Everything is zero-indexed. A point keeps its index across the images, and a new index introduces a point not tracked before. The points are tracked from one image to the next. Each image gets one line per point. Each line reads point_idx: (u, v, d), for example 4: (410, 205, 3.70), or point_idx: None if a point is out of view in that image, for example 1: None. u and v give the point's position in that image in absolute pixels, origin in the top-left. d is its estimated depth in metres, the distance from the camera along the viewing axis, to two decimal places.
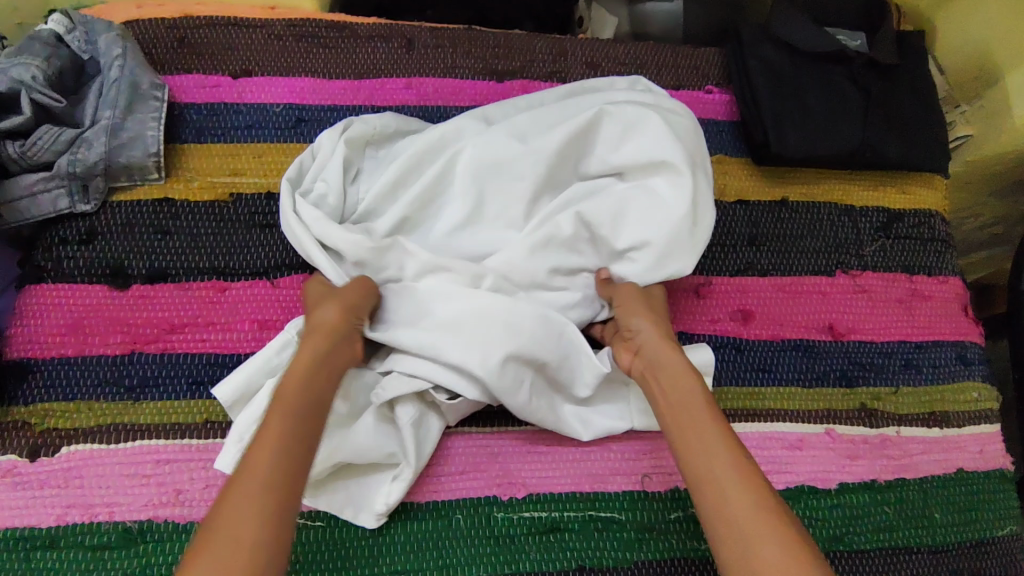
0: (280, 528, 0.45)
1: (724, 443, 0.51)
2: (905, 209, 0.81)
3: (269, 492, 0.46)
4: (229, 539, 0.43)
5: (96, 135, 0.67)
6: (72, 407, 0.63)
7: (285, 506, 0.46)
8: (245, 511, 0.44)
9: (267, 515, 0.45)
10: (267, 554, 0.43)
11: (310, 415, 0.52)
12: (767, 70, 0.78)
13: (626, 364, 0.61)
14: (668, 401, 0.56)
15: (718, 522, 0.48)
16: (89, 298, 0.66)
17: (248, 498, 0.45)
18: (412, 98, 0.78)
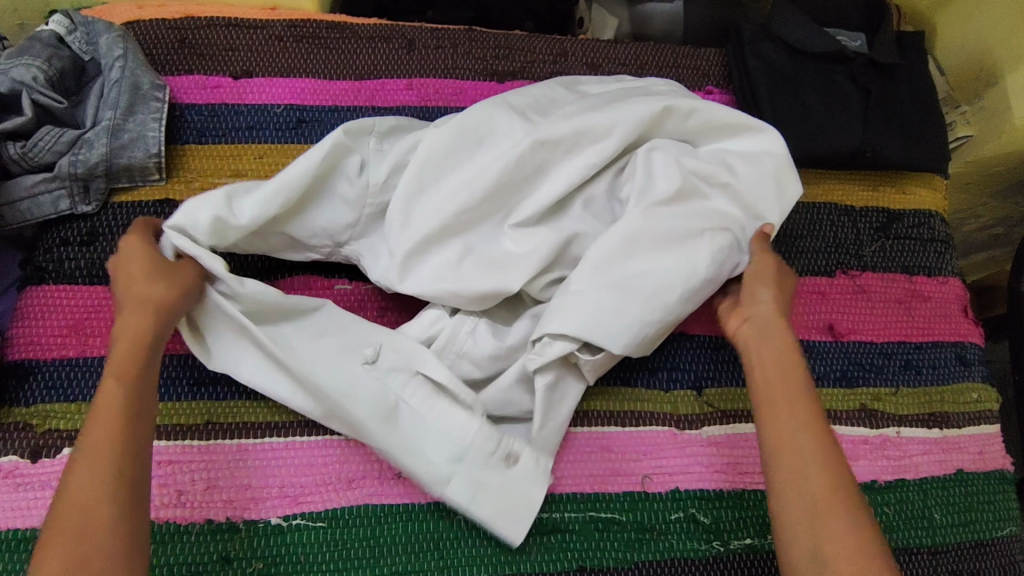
0: (119, 505, 0.48)
1: (815, 433, 0.52)
2: (905, 210, 0.81)
3: (106, 467, 0.50)
4: (79, 515, 0.47)
5: (97, 137, 0.67)
6: (73, 408, 0.63)
7: (117, 482, 0.49)
8: (93, 485, 0.48)
9: (94, 487, 0.48)
10: (106, 530, 0.47)
11: (136, 386, 0.54)
12: (768, 71, 0.78)
13: (731, 329, 0.62)
14: (767, 378, 0.56)
15: (790, 501, 0.50)
16: (90, 299, 0.66)
17: (87, 475, 0.49)
18: (413, 99, 0.78)
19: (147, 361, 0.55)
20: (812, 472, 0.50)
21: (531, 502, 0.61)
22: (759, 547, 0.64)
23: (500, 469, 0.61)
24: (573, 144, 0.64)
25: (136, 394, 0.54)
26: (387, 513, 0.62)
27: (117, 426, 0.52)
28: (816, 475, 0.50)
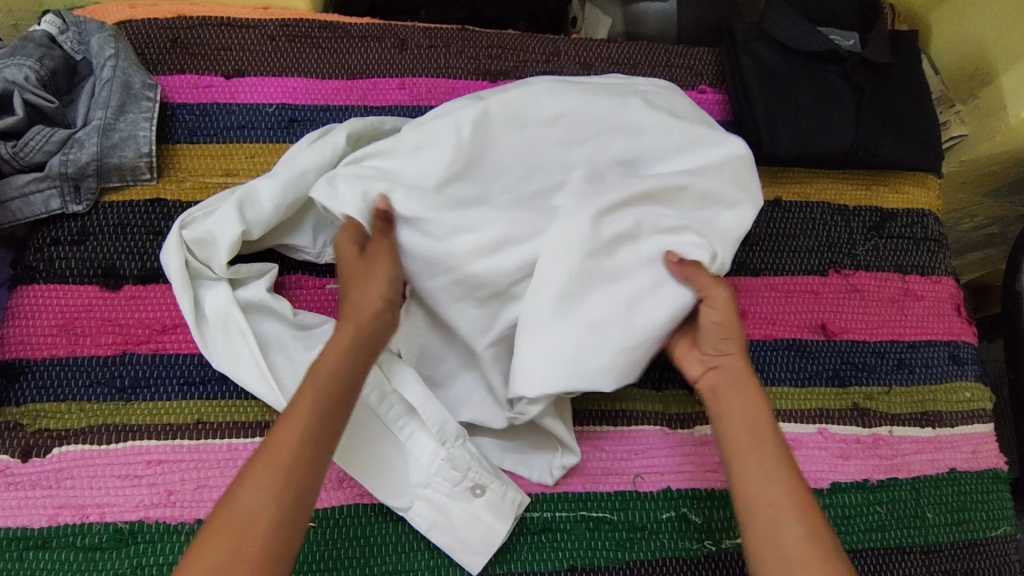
0: (302, 504, 0.49)
1: (784, 472, 0.54)
2: (898, 209, 0.81)
3: (298, 471, 0.49)
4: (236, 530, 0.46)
5: (88, 136, 0.67)
6: (63, 408, 0.62)
7: (317, 474, 0.50)
8: (264, 488, 0.48)
9: (296, 496, 0.48)
10: (293, 530, 0.48)
11: (345, 377, 0.54)
12: (761, 70, 0.78)
13: (695, 375, 0.61)
14: (733, 419, 0.57)
15: (764, 546, 0.51)
16: (81, 299, 0.66)
17: (276, 480, 0.48)
18: (405, 98, 0.78)
19: (351, 364, 0.54)
20: (783, 514, 0.51)
21: (496, 533, 0.60)
22: None
23: (467, 498, 0.61)
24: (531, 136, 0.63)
25: (334, 399, 0.52)
26: (377, 512, 0.62)
27: (318, 423, 0.51)
28: (782, 516, 0.51)
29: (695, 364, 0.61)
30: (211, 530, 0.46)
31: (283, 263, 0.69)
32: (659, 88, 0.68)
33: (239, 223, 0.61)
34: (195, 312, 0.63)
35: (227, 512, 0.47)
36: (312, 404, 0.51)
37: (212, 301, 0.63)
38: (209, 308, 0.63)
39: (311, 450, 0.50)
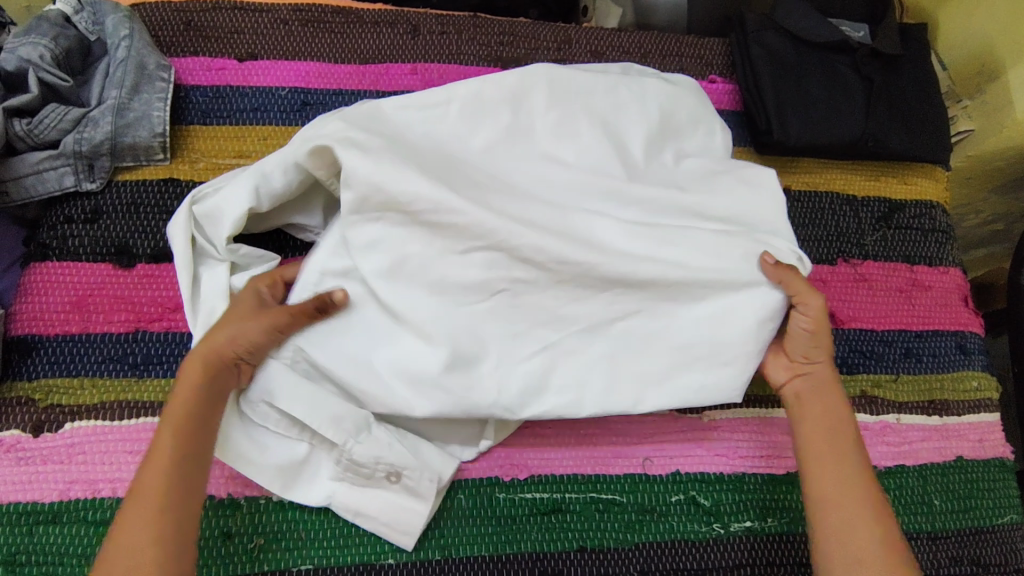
0: (182, 543, 0.50)
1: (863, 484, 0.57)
2: (907, 201, 0.81)
3: (161, 513, 0.50)
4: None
5: (103, 115, 0.67)
6: (76, 383, 0.63)
7: (190, 508, 0.51)
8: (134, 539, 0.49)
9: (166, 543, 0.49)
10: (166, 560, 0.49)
11: (206, 411, 0.55)
12: (771, 60, 0.78)
13: (779, 381, 0.64)
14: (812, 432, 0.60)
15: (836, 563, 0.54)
16: (94, 277, 0.66)
17: (137, 529, 0.49)
18: (417, 84, 0.79)
19: (197, 401, 0.54)
20: (859, 517, 0.55)
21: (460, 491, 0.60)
22: (759, 530, 0.65)
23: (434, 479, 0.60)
24: (544, 134, 0.64)
25: (195, 437, 0.53)
26: None
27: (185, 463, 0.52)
28: (860, 524, 0.55)
29: (784, 371, 0.63)
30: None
31: (296, 245, 0.69)
32: (679, 86, 0.69)
33: (248, 202, 0.61)
34: (193, 291, 0.63)
35: (106, 567, 0.48)
36: (175, 448, 0.52)
37: (210, 282, 0.63)
38: (206, 289, 0.63)
39: (172, 492, 0.51)
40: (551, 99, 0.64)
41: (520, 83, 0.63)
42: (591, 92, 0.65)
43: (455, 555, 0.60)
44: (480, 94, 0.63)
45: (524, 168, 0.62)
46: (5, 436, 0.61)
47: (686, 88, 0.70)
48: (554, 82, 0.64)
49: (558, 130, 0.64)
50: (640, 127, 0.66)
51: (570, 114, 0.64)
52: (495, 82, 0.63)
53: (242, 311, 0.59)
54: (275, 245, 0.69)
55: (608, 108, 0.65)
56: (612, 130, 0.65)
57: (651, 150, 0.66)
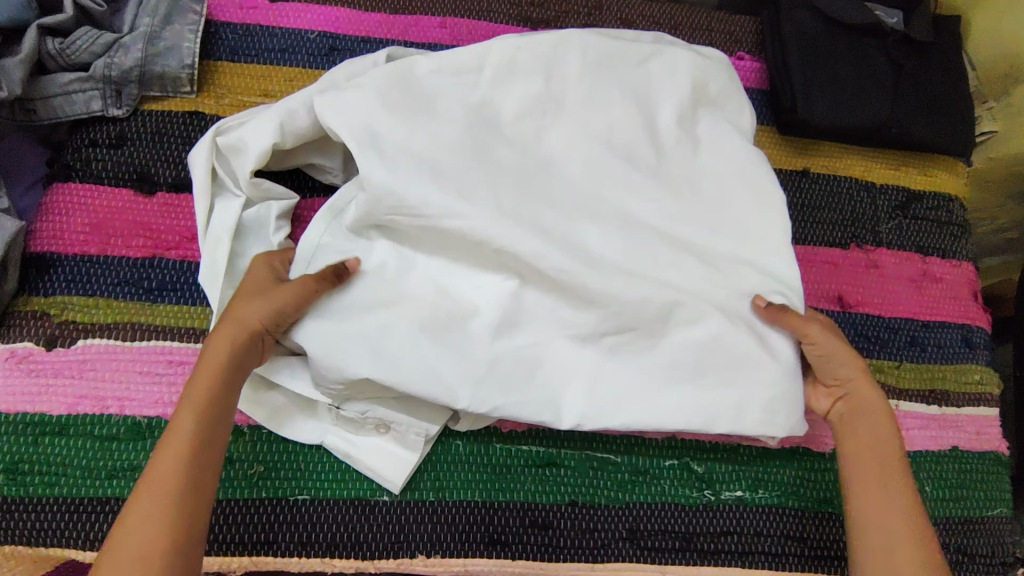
0: (204, 500, 0.49)
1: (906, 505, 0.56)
2: (925, 192, 0.81)
3: (187, 490, 0.48)
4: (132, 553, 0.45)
5: (134, 42, 0.68)
6: (90, 303, 0.64)
7: (211, 465, 0.51)
8: (159, 492, 0.47)
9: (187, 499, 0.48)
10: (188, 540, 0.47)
11: (229, 372, 0.54)
12: (802, 38, 0.77)
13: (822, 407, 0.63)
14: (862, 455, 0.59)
15: None
16: (115, 201, 0.67)
17: (164, 505, 0.47)
18: (445, 38, 0.79)
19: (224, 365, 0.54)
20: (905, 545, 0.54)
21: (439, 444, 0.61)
22: (750, 500, 0.65)
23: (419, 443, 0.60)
24: (571, 102, 0.63)
25: (220, 397, 0.53)
26: None
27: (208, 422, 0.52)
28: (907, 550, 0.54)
29: (823, 397, 0.63)
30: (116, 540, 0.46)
31: (313, 185, 0.69)
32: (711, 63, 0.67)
33: (271, 136, 0.61)
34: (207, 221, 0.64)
35: (129, 519, 0.46)
36: (201, 405, 0.52)
37: (223, 213, 0.63)
38: (219, 220, 0.63)
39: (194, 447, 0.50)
40: (582, 70, 0.63)
41: (553, 49, 0.63)
42: (623, 68, 0.64)
43: (448, 498, 0.61)
44: (514, 55, 0.62)
45: (549, 136, 0.62)
46: (19, 347, 0.62)
47: (723, 64, 0.68)
48: (588, 50, 0.64)
49: (583, 101, 0.63)
50: (672, 99, 0.65)
51: (599, 85, 0.63)
52: (528, 47, 0.63)
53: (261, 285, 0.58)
54: (293, 184, 0.69)
55: (638, 79, 0.65)
56: (641, 102, 0.64)
57: (679, 125, 0.64)
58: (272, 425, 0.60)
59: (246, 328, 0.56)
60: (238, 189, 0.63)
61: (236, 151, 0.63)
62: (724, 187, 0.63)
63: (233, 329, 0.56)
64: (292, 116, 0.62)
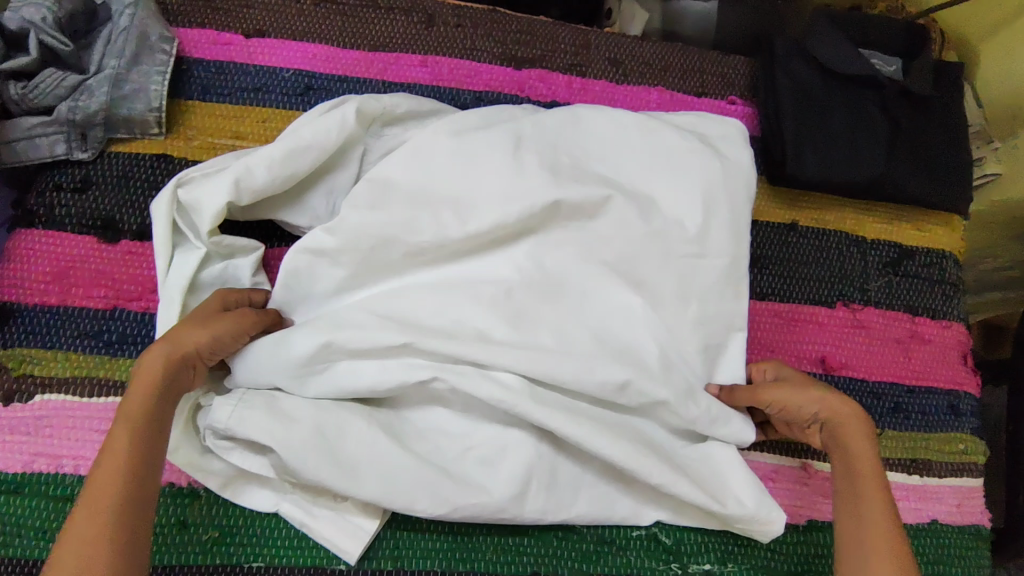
0: (133, 556, 0.46)
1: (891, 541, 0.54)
2: (918, 248, 0.78)
3: (145, 433, 0.50)
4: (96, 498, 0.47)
5: (99, 85, 0.66)
6: (50, 356, 0.63)
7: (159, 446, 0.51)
8: (77, 548, 0.45)
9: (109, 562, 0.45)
10: (133, 484, 0.48)
11: (156, 414, 0.51)
12: (794, 89, 0.74)
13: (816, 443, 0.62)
14: (843, 478, 0.58)
15: None
16: (78, 248, 0.65)
17: (123, 449, 0.49)
18: (425, 77, 0.76)
19: (145, 410, 0.51)
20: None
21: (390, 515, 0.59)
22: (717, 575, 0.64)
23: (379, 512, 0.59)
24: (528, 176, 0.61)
25: (147, 440, 0.50)
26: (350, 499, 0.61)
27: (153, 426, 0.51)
28: None
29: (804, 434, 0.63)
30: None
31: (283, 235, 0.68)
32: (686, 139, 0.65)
33: (226, 195, 0.59)
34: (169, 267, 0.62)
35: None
36: (151, 386, 0.52)
37: (182, 268, 0.61)
38: (176, 273, 0.61)
39: (116, 505, 0.47)
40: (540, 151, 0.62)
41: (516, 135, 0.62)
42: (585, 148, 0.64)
43: (408, 567, 0.60)
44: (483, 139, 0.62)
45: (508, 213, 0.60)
46: None
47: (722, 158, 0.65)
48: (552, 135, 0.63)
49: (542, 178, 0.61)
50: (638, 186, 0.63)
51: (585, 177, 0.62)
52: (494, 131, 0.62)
53: (203, 310, 0.57)
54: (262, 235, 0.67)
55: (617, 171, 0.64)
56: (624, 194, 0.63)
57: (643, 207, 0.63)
58: (227, 494, 0.59)
59: (168, 361, 0.53)
60: (198, 243, 0.61)
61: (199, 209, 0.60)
62: (698, 281, 0.62)
63: (148, 369, 0.52)
64: (254, 174, 0.60)
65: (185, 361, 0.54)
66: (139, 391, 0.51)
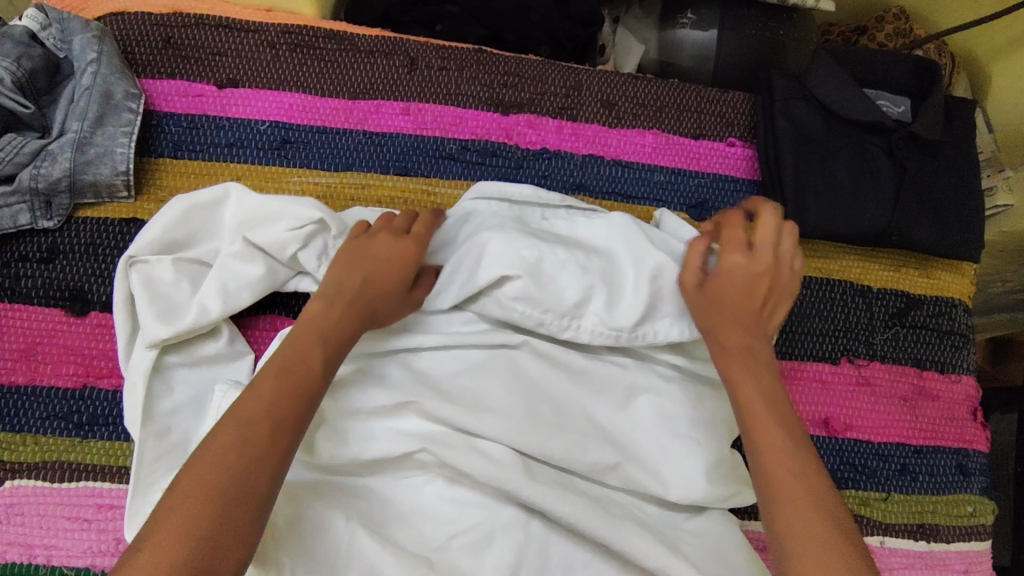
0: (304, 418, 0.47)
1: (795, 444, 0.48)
2: (927, 297, 0.75)
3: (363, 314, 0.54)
4: (314, 343, 0.50)
5: (62, 149, 0.63)
6: (18, 439, 0.60)
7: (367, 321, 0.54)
8: (257, 415, 0.45)
9: (291, 432, 0.46)
10: (334, 357, 0.51)
11: (354, 319, 0.53)
12: (797, 137, 0.71)
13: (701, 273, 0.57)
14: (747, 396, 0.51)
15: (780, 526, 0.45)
16: (44, 323, 0.63)
17: (346, 315, 0.53)
18: (408, 126, 0.72)
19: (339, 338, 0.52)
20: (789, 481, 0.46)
21: None
22: None
23: None
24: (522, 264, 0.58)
25: (349, 327, 0.52)
26: None
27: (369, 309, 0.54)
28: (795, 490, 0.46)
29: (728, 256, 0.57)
30: (210, 454, 0.43)
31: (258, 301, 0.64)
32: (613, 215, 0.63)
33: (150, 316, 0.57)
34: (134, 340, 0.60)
35: (254, 396, 0.46)
36: (363, 282, 0.54)
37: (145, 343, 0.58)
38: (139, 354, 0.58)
39: (297, 425, 0.46)
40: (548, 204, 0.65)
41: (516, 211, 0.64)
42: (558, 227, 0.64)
43: None
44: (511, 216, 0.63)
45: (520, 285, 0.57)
46: None
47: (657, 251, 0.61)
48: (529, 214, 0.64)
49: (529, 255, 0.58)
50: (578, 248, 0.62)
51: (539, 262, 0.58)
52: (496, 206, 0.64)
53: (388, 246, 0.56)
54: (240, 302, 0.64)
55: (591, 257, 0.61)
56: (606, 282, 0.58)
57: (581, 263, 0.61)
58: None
59: (356, 316, 0.53)
60: (148, 346, 0.57)
61: (165, 295, 0.59)
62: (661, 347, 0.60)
63: (349, 307, 0.53)
64: (211, 309, 0.58)
65: (375, 319, 0.55)
66: (332, 324, 0.52)
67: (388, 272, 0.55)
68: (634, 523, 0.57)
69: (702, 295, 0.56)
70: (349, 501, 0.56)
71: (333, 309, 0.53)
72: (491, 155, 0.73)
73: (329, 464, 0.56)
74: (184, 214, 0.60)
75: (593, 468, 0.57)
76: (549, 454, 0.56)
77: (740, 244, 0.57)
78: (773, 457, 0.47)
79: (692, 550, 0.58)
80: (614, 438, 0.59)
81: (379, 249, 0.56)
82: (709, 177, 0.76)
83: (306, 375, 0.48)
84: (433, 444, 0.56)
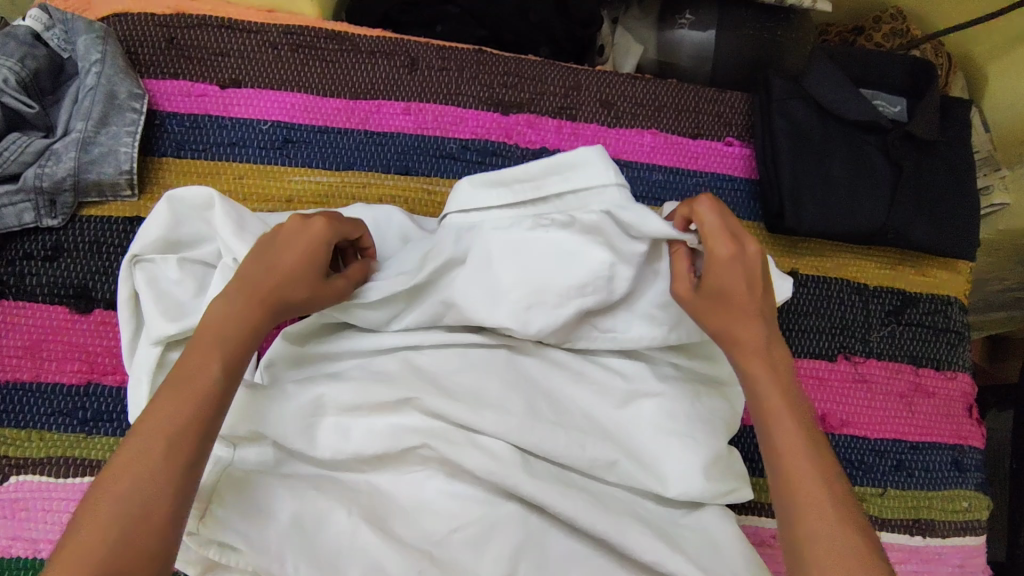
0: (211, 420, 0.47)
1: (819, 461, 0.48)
2: (923, 294, 0.76)
3: (265, 303, 0.52)
4: (215, 340, 0.50)
5: (66, 149, 0.63)
6: (24, 435, 0.61)
7: (269, 317, 0.52)
8: (163, 424, 0.45)
9: (193, 434, 0.46)
10: (235, 354, 0.50)
11: (255, 309, 0.52)
12: (794, 136, 0.71)
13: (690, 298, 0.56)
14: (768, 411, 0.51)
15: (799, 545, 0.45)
16: (49, 320, 0.63)
17: (248, 307, 0.51)
18: (408, 125, 0.73)
19: (234, 337, 0.50)
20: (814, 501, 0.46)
21: None
22: None
23: None
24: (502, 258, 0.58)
25: (255, 321, 0.51)
26: None
27: (265, 300, 0.52)
28: (818, 515, 0.46)
29: (726, 260, 0.54)
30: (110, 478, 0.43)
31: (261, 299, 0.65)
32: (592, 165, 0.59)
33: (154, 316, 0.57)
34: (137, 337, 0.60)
35: (155, 411, 0.46)
36: (265, 271, 0.53)
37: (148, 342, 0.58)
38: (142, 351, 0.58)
39: (195, 434, 0.46)
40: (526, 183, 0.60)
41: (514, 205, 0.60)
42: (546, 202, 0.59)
43: None
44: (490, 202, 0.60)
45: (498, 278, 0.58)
46: None
47: (649, 235, 0.57)
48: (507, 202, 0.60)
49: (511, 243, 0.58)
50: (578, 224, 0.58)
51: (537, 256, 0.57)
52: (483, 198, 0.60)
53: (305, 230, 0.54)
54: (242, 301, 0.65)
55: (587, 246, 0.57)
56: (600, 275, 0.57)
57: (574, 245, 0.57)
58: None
59: (261, 305, 0.52)
60: (154, 343, 0.57)
61: (170, 295, 0.59)
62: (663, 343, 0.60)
63: (250, 299, 0.52)
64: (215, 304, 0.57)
65: (283, 310, 0.53)
66: (231, 317, 0.51)
67: (297, 263, 0.53)
68: (632, 517, 0.57)
69: (701, 302, 0.55)
70: (351, 496, 0.56)
71: (234, 301, 0.51)
72: (491, 154, 0.74)
73: (331, 459, 0.57)
74: (177, 215, 0.61)
75: (593, 466, 0.58)
76: (549, 450, 0.57)
77: (738, 246, 0.54)
78: (788, 479, 0.48)
79: (691, 544, 0.59)
80: (614, 437, 0.60)
81: (290, 233, 0.54)
82: (707, 176, 0.76)
83: (201, 377, 0.48)
84: (435, 438, 0.57)
